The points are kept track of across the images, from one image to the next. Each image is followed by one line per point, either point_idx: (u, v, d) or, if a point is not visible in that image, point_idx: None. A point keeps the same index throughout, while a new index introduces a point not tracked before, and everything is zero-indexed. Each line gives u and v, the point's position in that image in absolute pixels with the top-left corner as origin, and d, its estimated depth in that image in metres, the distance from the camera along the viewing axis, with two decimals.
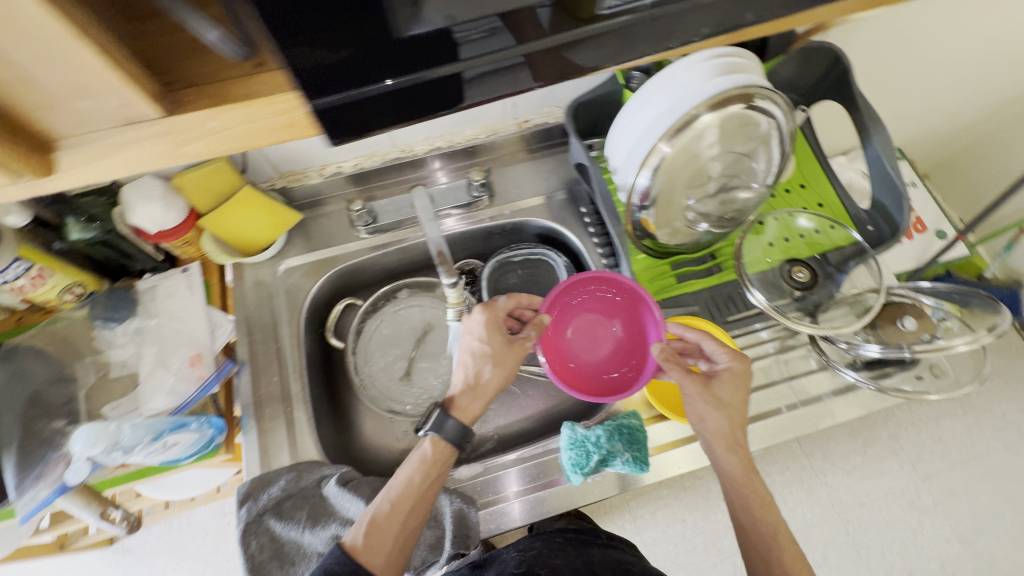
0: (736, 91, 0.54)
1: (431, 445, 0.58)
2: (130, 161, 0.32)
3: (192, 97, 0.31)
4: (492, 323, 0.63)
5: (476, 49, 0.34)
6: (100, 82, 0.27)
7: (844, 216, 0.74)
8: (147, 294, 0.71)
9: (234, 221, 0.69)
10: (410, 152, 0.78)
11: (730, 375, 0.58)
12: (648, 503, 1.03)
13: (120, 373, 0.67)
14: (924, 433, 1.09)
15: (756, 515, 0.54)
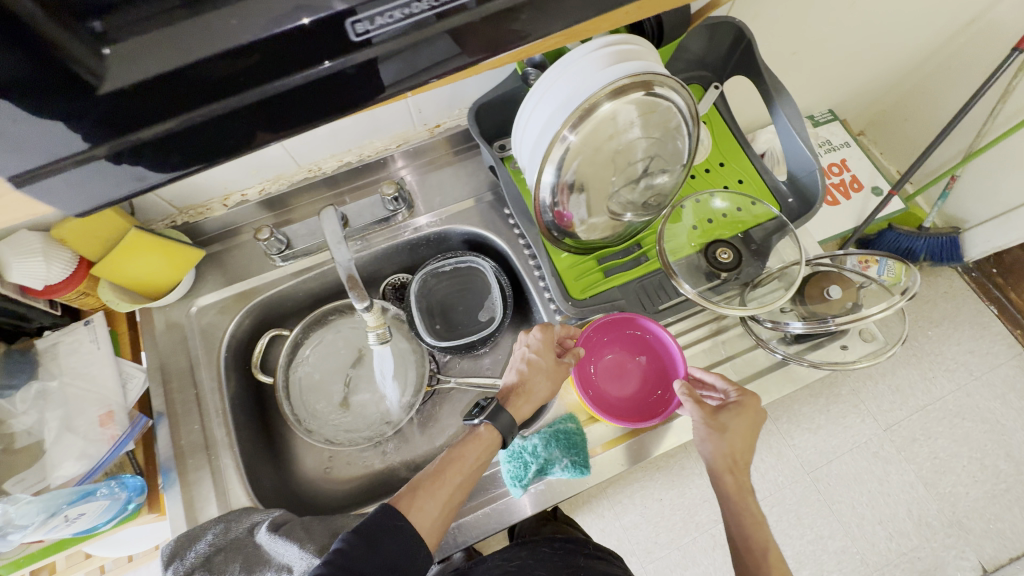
0: (630, 80, 0.52)
1: (485, 425, 0.58)
2: None
3: None
4: (548, 341, 0.64)
5: (380, 31, 0.30)
6: None
7: (765, 190, 0.73)
8: (48, 353, 0.67)
9: (128, 267, 0.64)
10: (318, 170, 0.75)
11: (737, 407, 0.59)
12: (625, 488, 1.03)
13: (26, 442, 0.62)
14: (882, 384, 1.11)
15: (748, 535, 0.54)
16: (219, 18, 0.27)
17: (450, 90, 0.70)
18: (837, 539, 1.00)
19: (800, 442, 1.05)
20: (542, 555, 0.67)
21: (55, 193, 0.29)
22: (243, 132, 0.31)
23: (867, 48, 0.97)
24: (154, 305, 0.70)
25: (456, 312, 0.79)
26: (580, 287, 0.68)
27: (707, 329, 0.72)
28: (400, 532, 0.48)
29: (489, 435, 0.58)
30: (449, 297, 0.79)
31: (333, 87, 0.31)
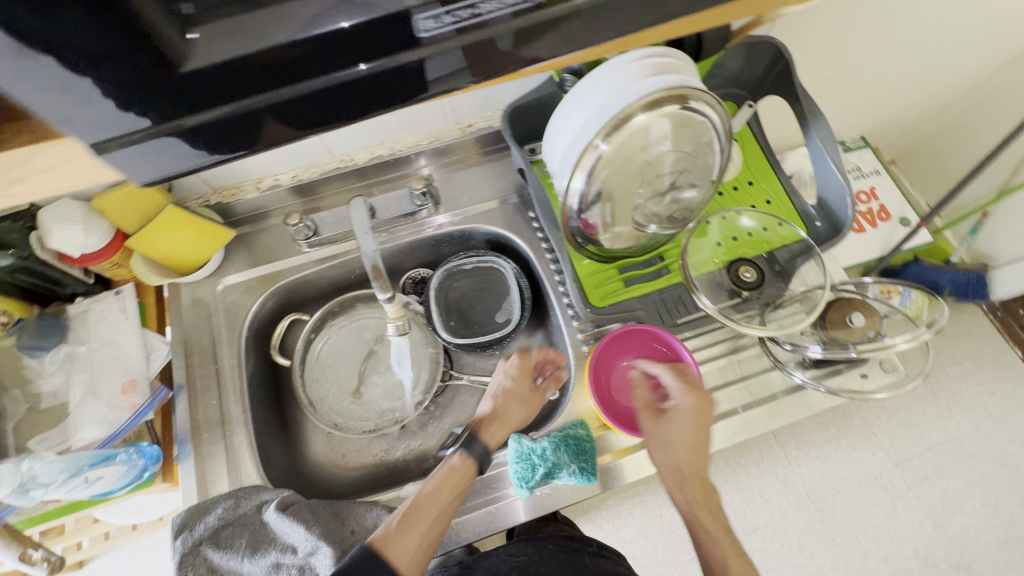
0: (666, 92, 0.52)
1: (456, 454, 0.59)
2: None
3: (9, 134, 0.32)
4: (524, 368, 0.68)
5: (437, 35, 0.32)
6: None
7: (792, 212, 0.73)
8: (79, 319, 0.69)
9: (162, 243, 0.66)
10: (350, 161, 0.77)
11: (677, 413, 0.59)
12: (625, 501, 1.01)
13: (51, 404, 0.64)
14: (897, 419, 1.09)
15: (703, 543, 0.54)
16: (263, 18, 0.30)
17: (484, 91, 0.71)
18: (840, 571, 0.98)
19: (807, 470, 1.03)
20: (547, 553, 0.67)
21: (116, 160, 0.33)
22: (311, 114, 0.35)
23: (906, 76, 0.96)
24: (182, 280, 0.72)
25: (473, 311, 0.79)
26: (599, 294, 0.69)
27: (724, 347, 0.72)
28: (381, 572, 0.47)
29: (463, 466, 0.58)
30: (467, 295, 0.80)
31: (381, 83, 0.34)
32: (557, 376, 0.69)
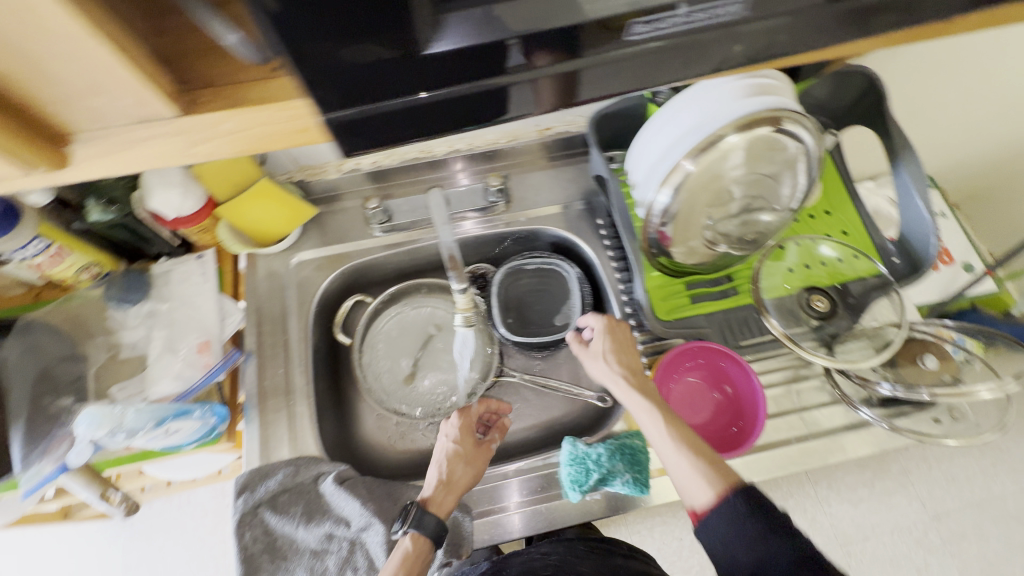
0: (764, 114, 0.52)
1: (410, 538, 0.56)
2: (147, 158, 0.29)
3: (207, 98, 0.28)
4: (467, 426, 0.66)
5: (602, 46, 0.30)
6: (114, 83, 0.25)
7: (869, 246, 0.72)
8: (161, 278, 0.72)
9: (250, 213, 0.70)
10: (429, 153, 0.79)
11: (607, 334, 0.64)
12: (645, 519, 0.95)
13: (130, 355, 0.68)
14: (936, 471, 1.01)
15: (664, 430, 0.56)
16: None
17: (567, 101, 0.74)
18: None
19: (837, 511, 0.98)
20: (579, 551, 0.66)
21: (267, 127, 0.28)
22: (430, 120, 0.31)
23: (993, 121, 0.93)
24: (260, 251, 0.75)
25: (530, 309, 0.80)
26: (665, 308, 0.68)
27: (783, 375, 0.72)
28: None
29: (416, 544, 0.56)
30: (527, 293, 0.80)
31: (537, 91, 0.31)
32: (502, 424, 0.68)
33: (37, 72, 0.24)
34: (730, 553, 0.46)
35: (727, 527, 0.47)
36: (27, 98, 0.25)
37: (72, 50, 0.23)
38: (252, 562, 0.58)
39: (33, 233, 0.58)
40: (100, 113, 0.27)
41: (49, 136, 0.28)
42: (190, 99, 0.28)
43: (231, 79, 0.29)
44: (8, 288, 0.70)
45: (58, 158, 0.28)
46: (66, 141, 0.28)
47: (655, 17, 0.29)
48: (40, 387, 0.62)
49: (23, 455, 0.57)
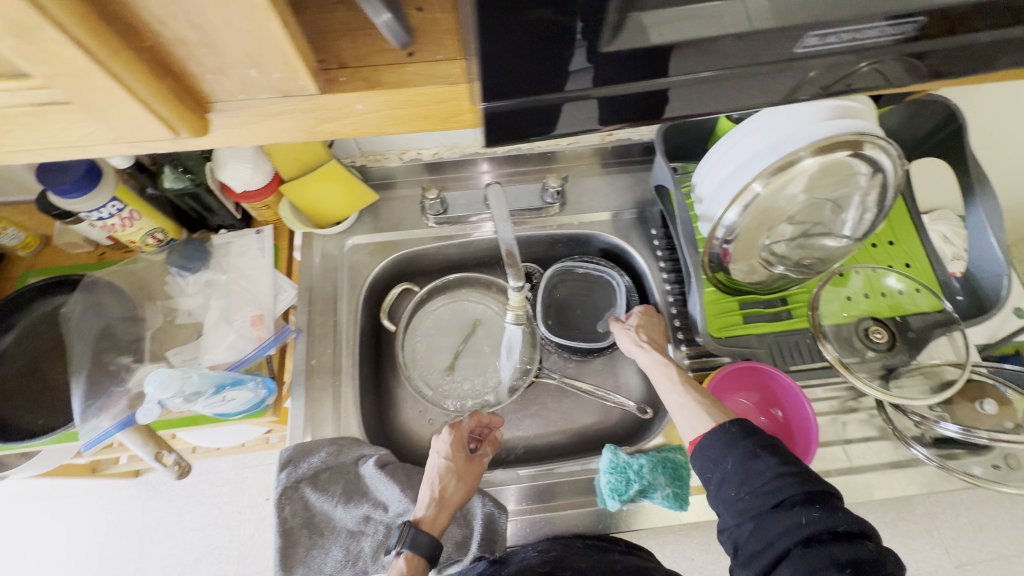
0: (846, 137, 0.50)
1: (405, 559, 0.54)
2: (275, 130, 0.32)
3: (345, 78, 0.30)
4: (458, 439, 0.64)
5: (725, 47, 0.31)
6: (273, 59, 0.27)
7: (933, 281, 0.70)
8: (221, 249, 0.73)
9: (314, 193, 0.71)
10: (490, 149, 0.80)
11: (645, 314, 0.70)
12: (658, 535, 0.93)
13: (185, 321, 0.69)
14: (963, 517, 0.96)
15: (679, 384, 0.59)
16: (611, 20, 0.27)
17: None
18: None
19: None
20: (575, 548, 0.57)
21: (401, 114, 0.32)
22: (542, 123, 0.34)
23: None
24: (316, 232, 0.76)
25: (573, 314, 0.79)
26: (717, 324, 0.67)
27: (830, 405, 0.71)
28: None
29: (411, 564, 0.54)
30: (573, 299, 0.80)
31: (641, 102, 0.34)
32: (494, 440, 0.67)
33: (206, 45, 0.25)
34: (720, 471, 0.48)
35: (721, 451, 0.48)
36: (187, 69, 0.27)
37: (247, 24, 0.24)
38: (291, 535, 0.59)
39: (111, 195, 0.59)
40: (245, 85, 0.28)
41: (194, 105, 0.30)
42: (329, 78, 0.30)
43: (363, 61, 0.31)
44: (78, 246, 0.72)
45: (200, 125, 0.30)
46: (206, 110, 0.30)
47: (827, 32, 0.32)
48: (102, 344, 0.64)
49: (82, 409, 0.59)
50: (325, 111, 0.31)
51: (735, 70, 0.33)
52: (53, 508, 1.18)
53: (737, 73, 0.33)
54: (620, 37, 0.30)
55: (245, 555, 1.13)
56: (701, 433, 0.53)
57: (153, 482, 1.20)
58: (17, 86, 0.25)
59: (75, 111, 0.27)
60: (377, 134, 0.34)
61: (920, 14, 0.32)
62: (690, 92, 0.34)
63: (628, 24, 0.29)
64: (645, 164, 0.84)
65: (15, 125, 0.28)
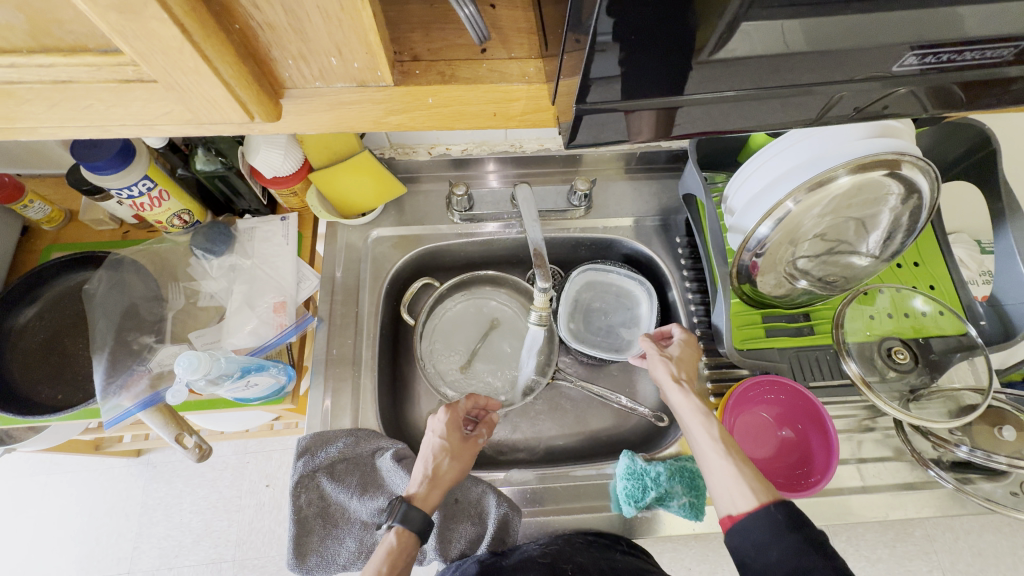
0: (886, 157, 0.50)
1: (394, 535, 0.54)
2: (351, 114, 0.34)
3: (420, 71, 0.33)
4: (453, 420, 0.64)
5: (792, 62, 0.31)
6: (354, 44, 0.28)
7: (957, 304, 0.70)
8: (246, 234, 0.72)
9: (342, 183, 0.71)
10: (519, 148, 0.80)
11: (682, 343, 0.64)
12: (657, 543, 0.94)
13: (207, 304, 0.69)
14: (963, 542, 0.96)
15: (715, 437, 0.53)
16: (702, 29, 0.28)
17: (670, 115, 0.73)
18: None
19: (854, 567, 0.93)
20: (575, 545, 0.58)
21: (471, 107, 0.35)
22: (601, 129, 0.35)
23: None
24: (341, 221, 0.76)
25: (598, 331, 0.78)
26: (740, 336, 0.67)
27: (848, 423, 0.70)
28: None
29: (403, 538, 0.54)
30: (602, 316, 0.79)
31: (703, 113, 0.35)
32: (491, 420, 0.67)
33: (296, 31, 0.27)
34: (762, 560, 0.43)
35: (766, 537, 0.43)
36: (270, 49, 0.29)
37: (338, 10, 0.26)
38: (305, 524, 0.59)
39: (143, 173, 0.57)
40: (323, 72, 0.31)
41: (271, 89, 0.32)
42: (404, 69, 0.33)
43: (436, 55, 0.34)
44: (102, 223, 0.72)
45: (275, 111, 0.33)
46: (279, 95, 0.33)
47: (926, 52, 0.32)
48: (126, 323, 0.64)
49: (104, 385, 0.59)
50: (397, 101, 0.33)
51: (795, 85, 0.33)
52: (53, 483, 1.18)
53: (796, 88, 0.34)
54: (726, 46, 0.30)
55: (243, 540, 1.13)
56: (740, 509, 0.46)
57: (154, 463, 1.19)
58: (105, 62, 0.27)
59: (157, 89, 0.29)
60: (442, 128, 0.37)
61: (1020, 40, 0.31)
62: (747, 106, 0.34)
63: (736, 35, 0.29)
64: (671, 172, 0.84)
65: (97, 100, 0.29)
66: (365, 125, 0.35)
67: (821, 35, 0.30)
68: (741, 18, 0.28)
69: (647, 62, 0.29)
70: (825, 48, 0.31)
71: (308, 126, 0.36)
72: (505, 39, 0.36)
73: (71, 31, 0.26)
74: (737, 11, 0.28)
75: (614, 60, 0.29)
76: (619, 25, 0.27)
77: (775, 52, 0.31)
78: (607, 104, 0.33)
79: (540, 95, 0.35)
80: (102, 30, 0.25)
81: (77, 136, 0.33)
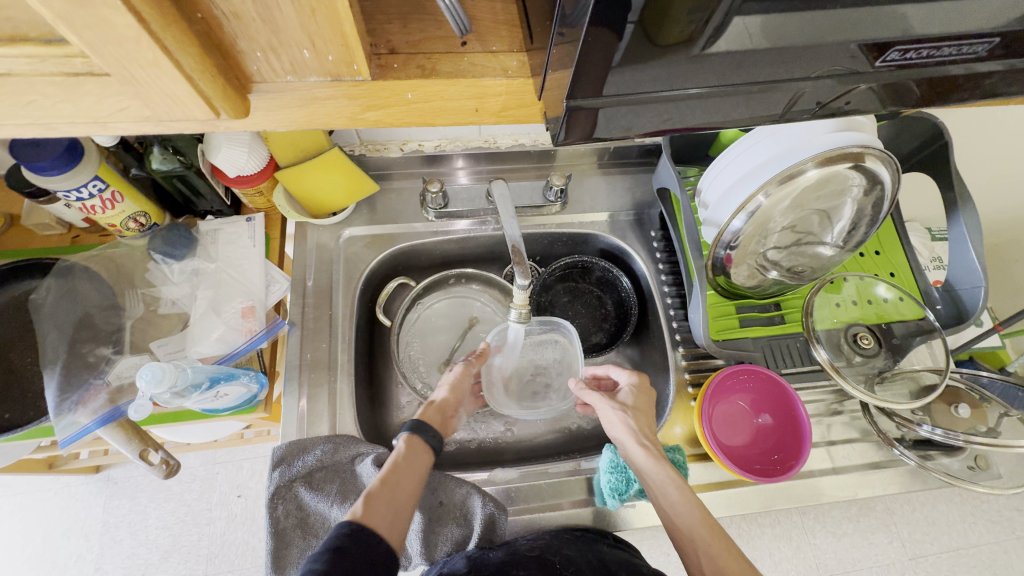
0: (850, 150, 0.51)
1: (405, 441, 0.55)
2: (324, 112, 0.32)
3: (398, 65, 0.32)
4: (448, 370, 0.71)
5: (770, 58, 0.32)
6: (328, 33, 0.27)
7: (914, 290, 0.73)
8: (209, 236, 0.69)
9: (311, 182, 0.68)
10: (492, 143, 0.80)
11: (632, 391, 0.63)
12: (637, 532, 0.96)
13: (169, 311, 0.65)
14: (920, 514, 1.00)
15: (682, 501, 0.52)
16: (686, 25, 0.28)
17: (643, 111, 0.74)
18: None
19: (822, 543, 0.97)
20: (563, 538, 0.58)
21: (449, 102, 0.34)
22: (583, 125, 0.35)
23: None
24: (311, 221, 0.73)
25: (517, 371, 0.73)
26: (716, 326, 0.67)
27: (819, 408, 0.73)
28: (349, 555, 0.40)
29: (414, 444, 0.54)
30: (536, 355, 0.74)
31: (681, 108, 0.34)
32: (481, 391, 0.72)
33: (266, 20, 0.26)
34: None
35: None
36: (237, 39, 0.27)
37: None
38: (283, 537, 0.57)
39: (93, 174, 0.53)
40: (296, 65, 0.29)
41: (237, 86, 0.30)
42: (381, 63, 0.32)
43: (412, 49, 0.33)
44: (48, 227, 0.67)
45: (244, 108, 0.31)
46: (246, 91, 0.31)
47: (909, 48, 0.33)
48: (80, 334, 0.60)
49: (57, 402, 0.55)
50: (373, 95, 0.32)
51: (771, 82, 0.34)
52: (3, 505, 1.11)
53: (774, 83, 0.34)
54: (719, 40, 0.30)
55: (214, 554, 1.09)
56: None
57: (115, 478, 1.13)
58: (50, 53, 0.24)
59: (112, 83, 0.26)
60: (420, 125, 0.36)
61: (994, 35, 0.33)
62: (729, 101, 0.34)
63: (730, 29, 0.29)
64: (642, 167, 0.85)
65: (42, 96, 0.27)
66: (340, 124, 0.34)
67: (801, 30, 0.30)
68: (728, 15, 0.28)
69: (631, 54, 0.29)
70: (804, 42, 0.31)
71: (279, 124, 0.34)
72: (485, 32, 0.35)
73: (9, 19, 0.24)
74: (725, 10, 0.28)
75: (605, 55, 0.28)
76: (611, 18, 0.26)
77: (757, 47, 0.31)
78: (598, 101, 0.32)
79: (524, 90, 0.34)
80: (47, 19, 0.23)
81: (19, 135, 0.31)
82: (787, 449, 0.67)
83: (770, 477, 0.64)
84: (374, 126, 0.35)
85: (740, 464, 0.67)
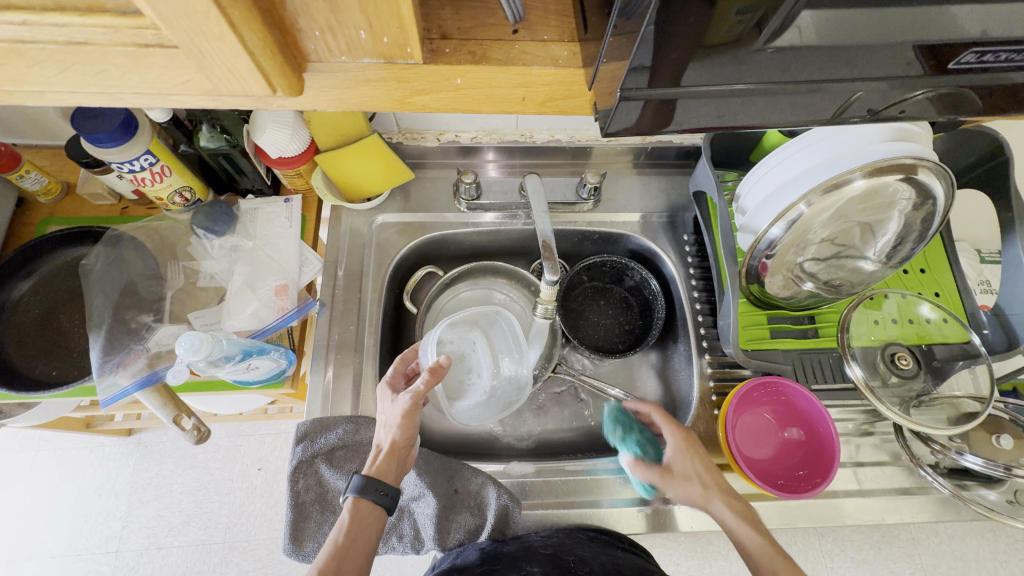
0: (902, 162, 0.49)
1: (350, 505, 0.52)
2: (373, 93, 0.33)
3: (449, 50, 0.33)
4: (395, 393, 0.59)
5: (830, 57, 0.31)
6: (384, 14, 0.27)
7: (960, 311, 0.70)
8: (249, 214, 0.71)
9: (350, 166, 0.70)
10: (529, 138, 0.79)
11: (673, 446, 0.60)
12: (648, 538, 0.95)
13: (207, 284, 0.67)
14: (947, 546, 0.96)
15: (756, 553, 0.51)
16: (745, 18, 0.27)
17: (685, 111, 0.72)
18: None
19: (839, 567, 0.94)
20: (576, 538, 0.57)
21: (496, 89, 0.34)
22: (629, 119, 0.34)
23: None
24: (346, 205, 0.75)
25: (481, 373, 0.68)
26: (746, 336, 0.66)
27: (849, 427, 0.70)
28: None
29: (361, 507, 0.52)
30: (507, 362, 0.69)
31: (731, 106, 0.34)
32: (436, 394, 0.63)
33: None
34: None
35: None
36: (296, 18, 0.28)
37: None
38: (303, 510, 0.59)
39: (145, 148, 0.55)
40: (351, 46, 0.30)
41: (293, 65, 0.31)
42: (433, 48, 0.32)
43: (463, 35, 0.33)
44: (100, 197, 0.70)
45: (296, 87, 0.32)
46: (302, 69, 0.32)
47: (985, 51, 0.31)
48: (125, 301, 0.63)
49: (100, 363, 0.58)
50: (424, 79, 0.33)
51: (827, 83, 0.33)
52: (42, 459, 1.17)
53: (832, 83, 0.33)
54: (780, 38, 0.29)
55: (233, 523, 1.12)
56: None
57: (145, 442, 1.18)
58: (124, 24, 0.25)
59: (178, 56, 0.27)
60: (464, 111, 0.36)
61: None
62: (781, 99, 0.33)
63: (793, 27, 0.28)
64: (679, 169, 0.83)
65: (113, 66, 0.28)
66: (388, 107, 0.34)
67: (866, 28, 0.29)
68: (789, 11, 0.27)
69: (681, 51, 0.29)
70: (868, 42, 0.30)
71: (330, 104, 0.35)
72: (536, 22, 0.35)
73: None
74: (786, 7, 0.27)
75: (659, 46, 0.28)
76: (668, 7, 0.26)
77: (817, 45, 0.30)
78: (650, 96, 0.32)
79: (572, 80, 0.34)
80: None
81: (87, 104, 0.32)
82: (813, 465, 0.65)
83: (795, 492, 0.62)
84: (422, 110, 0.35)
85: (762, 477, 0.65)
